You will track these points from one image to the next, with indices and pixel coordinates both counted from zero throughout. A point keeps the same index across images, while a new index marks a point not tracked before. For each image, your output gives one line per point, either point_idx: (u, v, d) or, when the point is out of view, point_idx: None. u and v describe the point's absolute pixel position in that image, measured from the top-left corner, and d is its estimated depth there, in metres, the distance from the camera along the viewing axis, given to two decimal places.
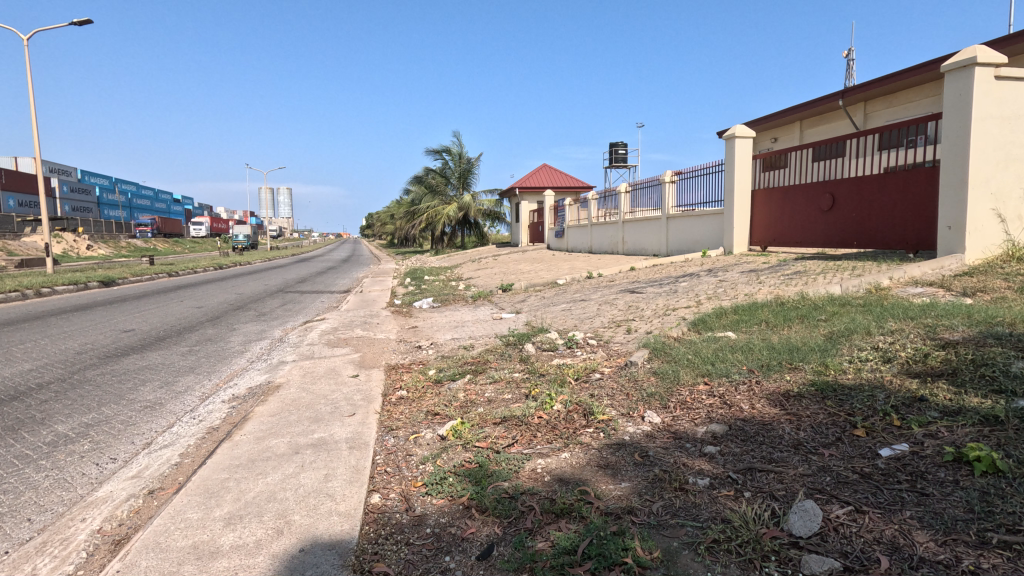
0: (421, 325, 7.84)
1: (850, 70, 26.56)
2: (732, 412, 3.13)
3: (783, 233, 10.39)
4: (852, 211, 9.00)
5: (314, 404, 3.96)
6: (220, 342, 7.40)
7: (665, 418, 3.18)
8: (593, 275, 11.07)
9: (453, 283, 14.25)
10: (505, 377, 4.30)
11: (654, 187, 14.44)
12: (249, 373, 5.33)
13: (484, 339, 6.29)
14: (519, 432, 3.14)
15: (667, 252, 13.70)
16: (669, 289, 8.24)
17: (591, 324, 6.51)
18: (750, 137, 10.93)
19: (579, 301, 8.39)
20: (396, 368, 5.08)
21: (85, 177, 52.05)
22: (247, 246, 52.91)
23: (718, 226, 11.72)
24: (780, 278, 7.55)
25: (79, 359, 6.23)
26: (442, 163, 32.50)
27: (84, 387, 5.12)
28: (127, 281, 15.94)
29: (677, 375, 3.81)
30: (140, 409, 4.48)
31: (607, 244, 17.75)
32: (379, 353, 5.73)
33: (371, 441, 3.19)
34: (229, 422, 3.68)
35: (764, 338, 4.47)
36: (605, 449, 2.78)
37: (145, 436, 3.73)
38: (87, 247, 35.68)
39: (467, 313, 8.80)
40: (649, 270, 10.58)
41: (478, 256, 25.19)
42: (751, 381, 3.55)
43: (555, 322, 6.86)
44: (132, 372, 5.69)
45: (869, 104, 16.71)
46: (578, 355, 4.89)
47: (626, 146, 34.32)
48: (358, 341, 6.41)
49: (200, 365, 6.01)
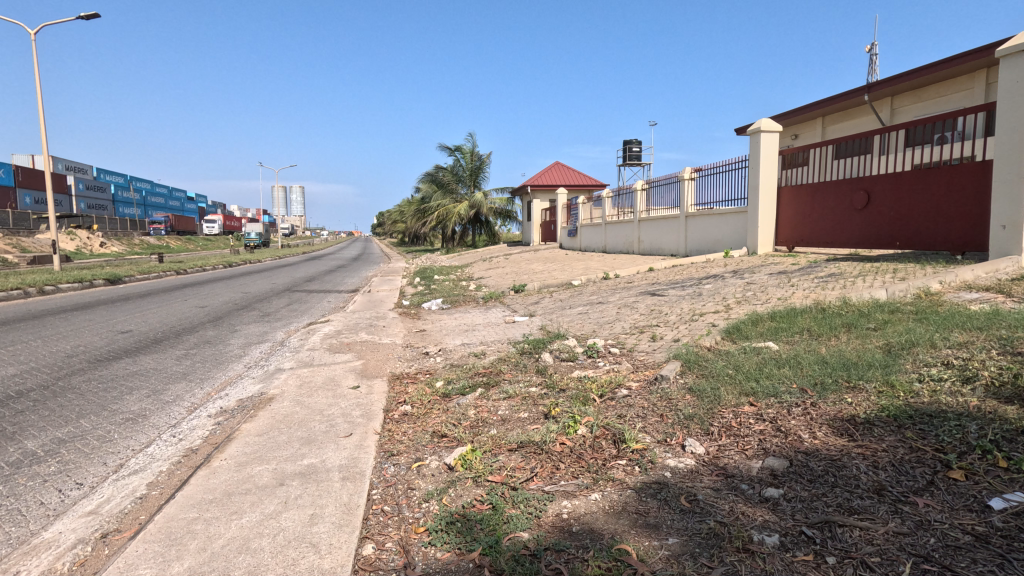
0: (429, 329, 7.42)
1: (873, 65, 25.86)
2: (790, 441, 2.65)
3: (811, 232, 9.83)
4: (890, 208, 8.43)
5: (308, 422, 3.54)
6: (219, 346, 7.03)
7: (710, 448, 2.71)
8: (611, 274, 10.76)
9: (463, 283, 13.84)
10: (521, 391, 3.85)
11: (673, 185, 13.90)
12: (243, 381, 4.94)
13: (497, 345, 5.86)
14: (539, 463, 2.69)
15: (687, 252, 13.15)
16: (693, 291, 7.75)
17: (612, 330, 6.03)
18: (777, 131, 10.26)
19: (597, 304, 7.91)
20: (401, 379, 4.65)
21: (100, 175, 52.32)
22: (259, 245, 52.93)
23: (742, 225, 11.14)
24: (814, 280, 7.04)
25: (67, 363, 5.88)
26: (454, 162, 32.16)
27: (66, 396, 4.74)
28: (132, 280, 15.68)
29: (717, 395, 3.34)
30: (121, 423, 4.09)
31: (622, 244, 17.22)
32: (383, 361, 5.31)
33: (367, 471, 2.77)
34: (211, 442, 3.27)
35: (811, 350, 3.98)
36: (642, 490, 2.33)
37: (118, 457, 3.33)
38: (100, 245, 35.76)
39: (478, 316, 8.39)
40: (669, 272, 10.06)
41: (490, 255, 24.77)
42: (805, 404, 3.07)
43: (573, 327, 6.41)
44: (119, 379, 5.31)
45: (896, 99, 16.03)
46: (600, 366, 4.43)
47: (640, 143, 33.72)
48: (361, 347, 5.99)
49: (193, 371, 5.63)
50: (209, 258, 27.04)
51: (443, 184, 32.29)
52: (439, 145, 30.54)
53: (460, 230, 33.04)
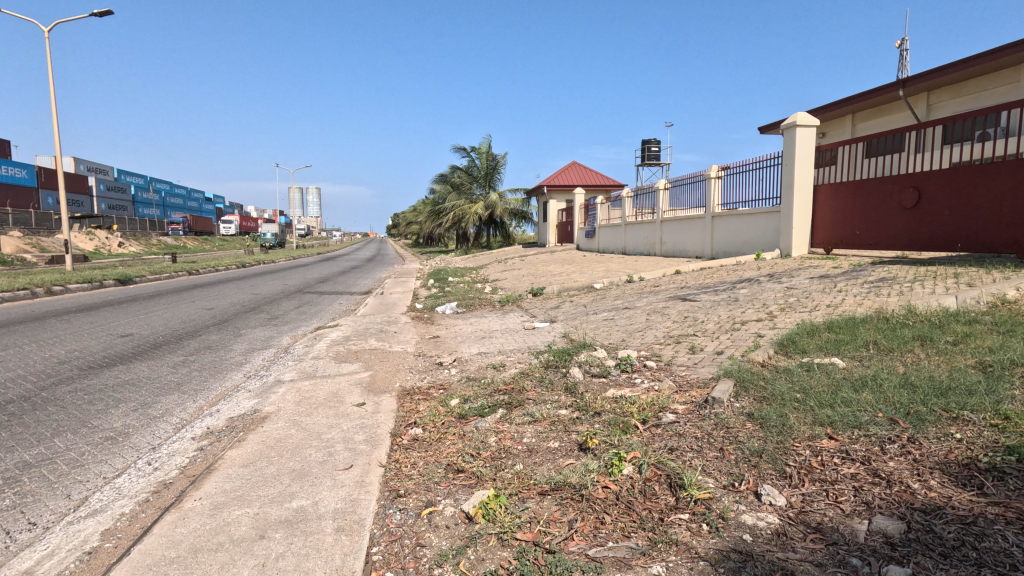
0: (444, 335, 6.93)
1: (903, 61, 24.96)
2: (896, 493, 2.10)
3: (851, 232, 9.19)
4: (944, 207, 7.80)
5: (303, 449, 3.06)
6: (220, 352, 6.61)
7: (793, 498, 2.16)
8: (635, 277, 10.20)
9: (478, 286, 13.33)
10: (550, 414, 3.34)
11: (698, 184, 13.26)
12: (239, 395, 4.48)
13: (517, 355, 5.35)
14: (579, 515, 2.18)
15: (713, 255, 12.53)
16: (728, 296, 7.17)
17: (644, 340, 5.49)
18: (813, 125, 9.54)
19: (623, 309, 7.39)
20: (412, 394, 4.16)
21: (120, 176, 52.97)
22: (275, 245, 53.15)
23: (774, 226, 10.49)
24: (865, 285, 6.42)
25: (55, 371, 5.46)
26: (468, 162, 31.77)
27: (46, 409, 4.30)
28: (144, 281, 15.43)
29: (786, 425, 2.78)
30: (98, 443, 3.65)
31: (643, 245, 16.61)
32: (392, 372, 4.81)
33: (369, 520, 2.28)
34: (188, 474, 2.80)
35: (887, 369, 3.40)
36: (719, 563, 1.79)
37: (84, 489, 2.88)
38: (119, 246, 35.94)
39: (495, 321, 7.91)
40: (697, 275, 9.48)
41: (506, 256, 24.27)
42: (902, 440, 2.50)
43: (600, 336, 5.88)
44: (107, 389, 4.88)
45: (933, 95, 15.22)
46: (637, 384, 3.90)
47: (659, 143, 33.02)
48: (370, 355, 5.51)
49: (188, 381, 5.19)
50: (222, 257, 28.86)
51: (457, 185, 31.91)
52: (453, 145, 30.12)
53: (475, 231, 32.63)
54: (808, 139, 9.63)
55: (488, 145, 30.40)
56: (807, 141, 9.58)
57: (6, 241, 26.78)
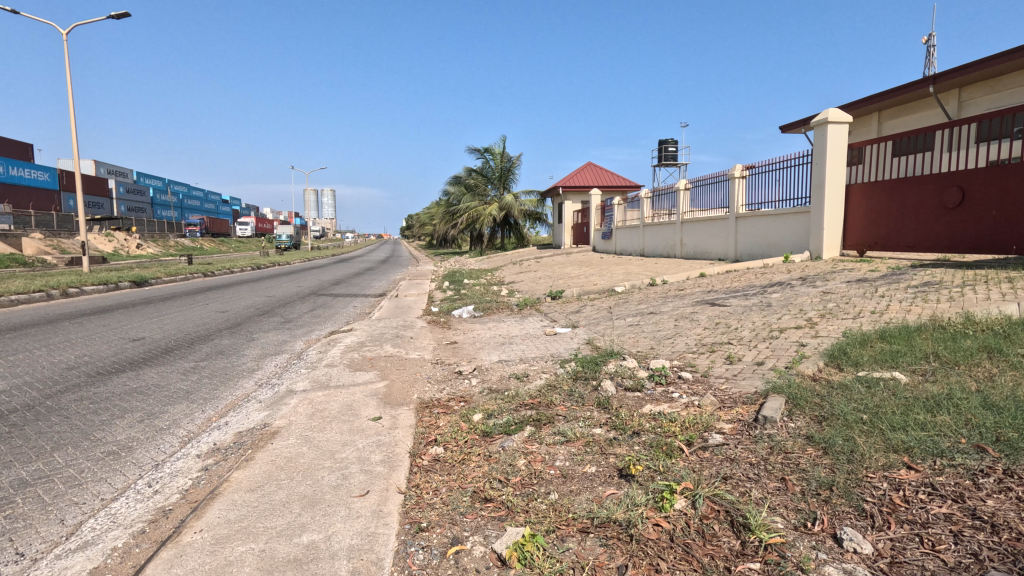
0: (462, 341, 6.67)
1: (930, 57, 24.27)
2: (1009, 543, 1.79)
3: (887, 233, 8.78)
4: (991, 207, 7.41)
5: (316, 471, 2.80)
6: (232, 357, 6.41)
7: (881, 545, 1.86)
8: (658, 280, 9.87)
9: (495, 288, 13.06)
10: (583, 434, 3.05)
11: (722, 184, 12.86)
12: (249, 405, 4.25)
13: (541, 363, 5.07)
14: (630, 560, 1.90)
15: (737, 257, 12.14)
16: (760, 301, 6.83)
17: (676, 348, 5.16)
18: (846, 122, 9.13)
19: (649, 314, 7.08)
20: (431, 408, 3.89)
21: (139, 178, 53.63)
22: (290, 246, 53.32)
23: (802, 227, 10.08)
24: (909, 290, 6.05)
25: (61, 377, 5.29)
26: (483, 163, 31.60)
27: (48, 420, 4.10)
28: (159, 282, 15.41)
29: (855, 452, 2.46)
30: (100, 458, 3.43)
31: (662, 247, 16.22)
32: (409, 382, 4.55)
33: (388, 560, 2.01)
34: (190, 500, 2.56)
35: (960, 386, 3.06)
36: None
37: (78, 514, 2.65)
38: (138, 247, 36.28)
39: (514, 325, 7.65)
40: (723, 278, 9.11)
41: (521, 258, 24.01)
42: (997, 473, 2.18)
43: (627, 344, 5.59)
44: (114, 398, 4.67)
45: (964, 92, 14.65)
46: (675, 400, 3.59)
47: (676, 143, 32.54)
48: (385, 363, 5.26)
49: (198, 390, 4.98)
50: (237, 258, 29.15)
51: (472, 187, 31.72)
52: (468, 147, 29.91)
53: (489, 232, 32.39)
54: (840, 137, 9.21)
55: (503, 146, 30.17)
56: (840, 138, 9.19)
57: (27, 243, 27.11)
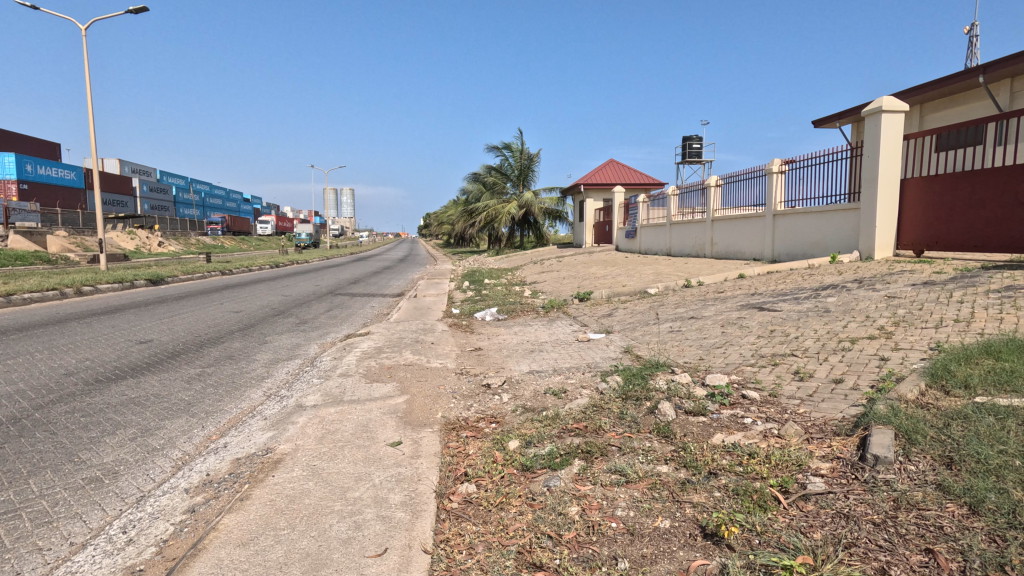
0: (487, 347, 6.15)
1: (973, 48, 23.15)
2: None
3: (950, 232, 8.09)
4: None
5: (323, 516, 2.30)
6: (241, 363, 5.98)
7: None
8: (694, 281, 9.25)
9: (518, 289, 12.54)
10: (647, 472, 2.50)
11: (758, 179, 12.14)
12: (253, 423, 3.77)
13: (579, 376, 4.53)
14: None
15: (774, 257, 11.46)
16: (815, 305, 6.20)
17: (730, 360, 4.58)
18: (901, 111, 8.39)
19: (691, 319, 6.50)
20: (458, 430, 3.37)
21: (162, 177, 54.26)
22: (309, 245, 53.43)
23: (850, 225, 9.36)
24: (990, 294, 5.37)
25: (57, 385, 4.89)
26: (502, 160, 31.08)
27: (33, 436, 3.67)
28: (175, 281, 15.18)
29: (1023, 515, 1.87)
30: (79, 487, 2.97)
31: (691, 246, 15.53)
32: (433, 397, 4.03)
33: None
34: (167, 557, 2.08)
35: None
36: None
37: (37, 566, 2.19)
38: (159, 245, 36.59)
39: (542, 330, 7.12)
40: (766, 280, 8.45)
41: (542, 257, 23.54)
42: None
43: (673, 354, 5.03)
44: (107, 410, 4.23)
45: (1017, 81, 13.63)
46: (748, 427, 3.01)
47: (701, 139, 31.59)
48: (406, 373, 4.76)
49: (201, 401, 4.53)
50: (255, 257, 28.85)
51: (490, 185, 31.19)
52: (486, 144, 29.35)
53: (508, 231, 31.86)
54: (894, 127, 8.47)
55: (522, 143, 29.59)
56: (894, 128, 8.45)
57: (51, 240, 27.36)
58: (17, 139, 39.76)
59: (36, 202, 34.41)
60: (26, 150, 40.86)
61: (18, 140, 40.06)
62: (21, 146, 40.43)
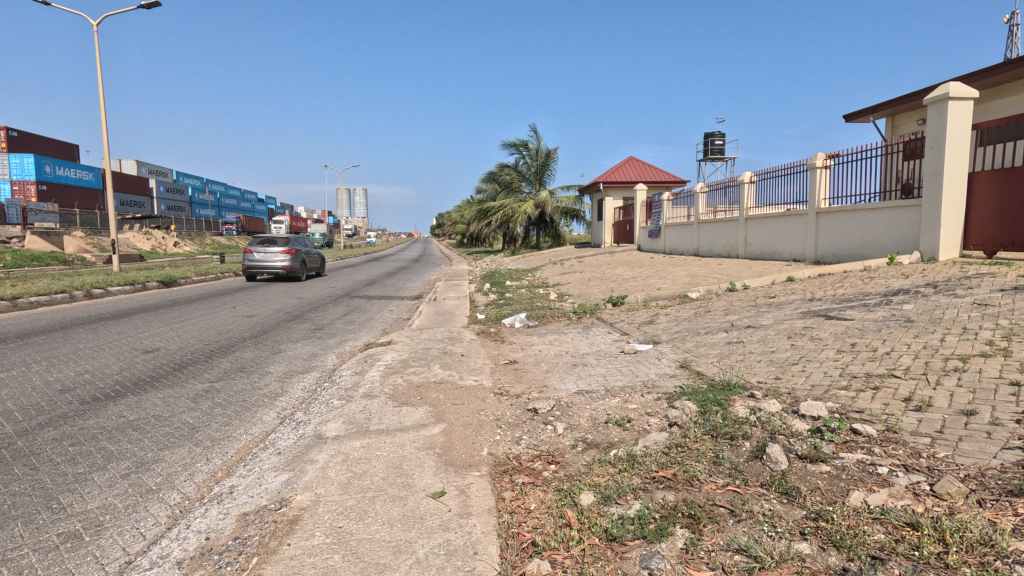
0: (523, 360, 5.54)
1: (1015, 36, 22.00)
2: None
3: None
4: None
5: None
6: (253, 376, 5.44)
7: None
8: (737, 284, 8.59)
9: (542, 291, 11.89)
10: (785, 554, 1.86)
11: (799, 175, 11.38)
12: (265, 458, 3.19)
13: (639, 399, 3.89)
14: None
15: (818, 258, 10.71)
16: (892, 313, 5.50)
17: (815, 382, 3.92)
18: (969, 98, 7.65)
19: (749, 328, 5.84)
20: (511, 475, 2.76)
21: (178, 177, 54.35)
22: (322, 245, 53.17)
23: (909, 224, 8.60)
24: None
25: (49, 404, 4.36)
26: (519, 158, 30.41)
27: (9, 472, 3.13)
28: (189, 282, 14.78)
29: None
30: (53, 548, 2.40)
31: (721, 246, 14.81)
32: (474, 427, 3.43)
33: None
34: None
35: None
36: None
37: None
38: (175, 245, 36.44)
39: (579, 338, 6.49)
40: (820, 283, 7.76)
41: (560, 257, 22.87)
42: None
43: (742, 372, 4.37)
44: (100, 437, 3.68)
45: None
46: (889, 480, 2.36)
47: (724, 135, 30.65)
48: (438, 393, 4.17)
49: (207, 425, 3.97)
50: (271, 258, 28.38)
51: (506, 184, 30.54)
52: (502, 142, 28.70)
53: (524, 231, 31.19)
54: (961, 116, 7.71)
55: (539, 140, 28.93)
56: (962, 117, 7.68)
57: (69, 240, 27.14)
58: (36, 140, 39.91)
59: (53, 202, 34.48)
60: (45, 151, 41.00)
61: (37, 141, 40.20)
62: (41, 147, 40.61)
